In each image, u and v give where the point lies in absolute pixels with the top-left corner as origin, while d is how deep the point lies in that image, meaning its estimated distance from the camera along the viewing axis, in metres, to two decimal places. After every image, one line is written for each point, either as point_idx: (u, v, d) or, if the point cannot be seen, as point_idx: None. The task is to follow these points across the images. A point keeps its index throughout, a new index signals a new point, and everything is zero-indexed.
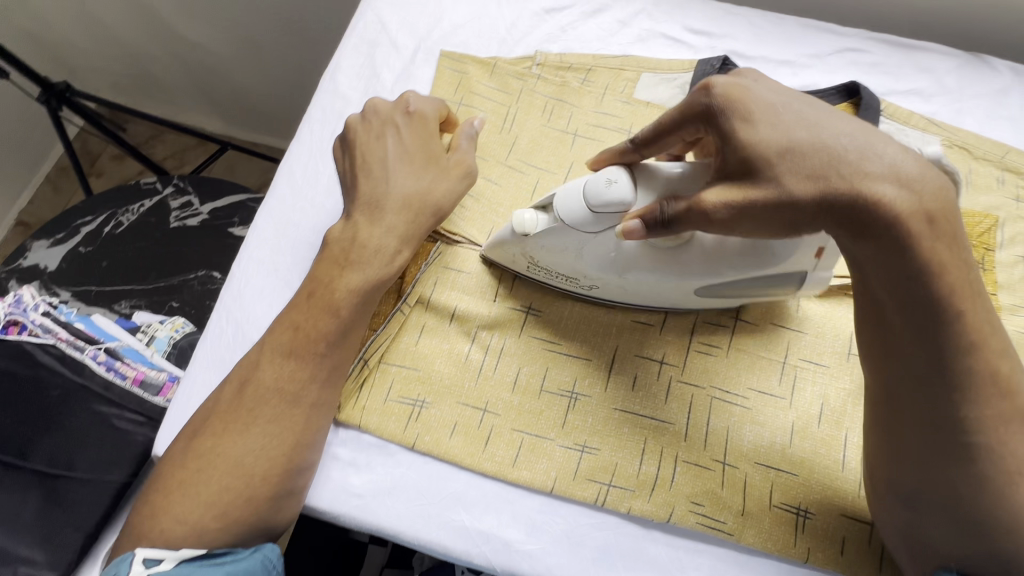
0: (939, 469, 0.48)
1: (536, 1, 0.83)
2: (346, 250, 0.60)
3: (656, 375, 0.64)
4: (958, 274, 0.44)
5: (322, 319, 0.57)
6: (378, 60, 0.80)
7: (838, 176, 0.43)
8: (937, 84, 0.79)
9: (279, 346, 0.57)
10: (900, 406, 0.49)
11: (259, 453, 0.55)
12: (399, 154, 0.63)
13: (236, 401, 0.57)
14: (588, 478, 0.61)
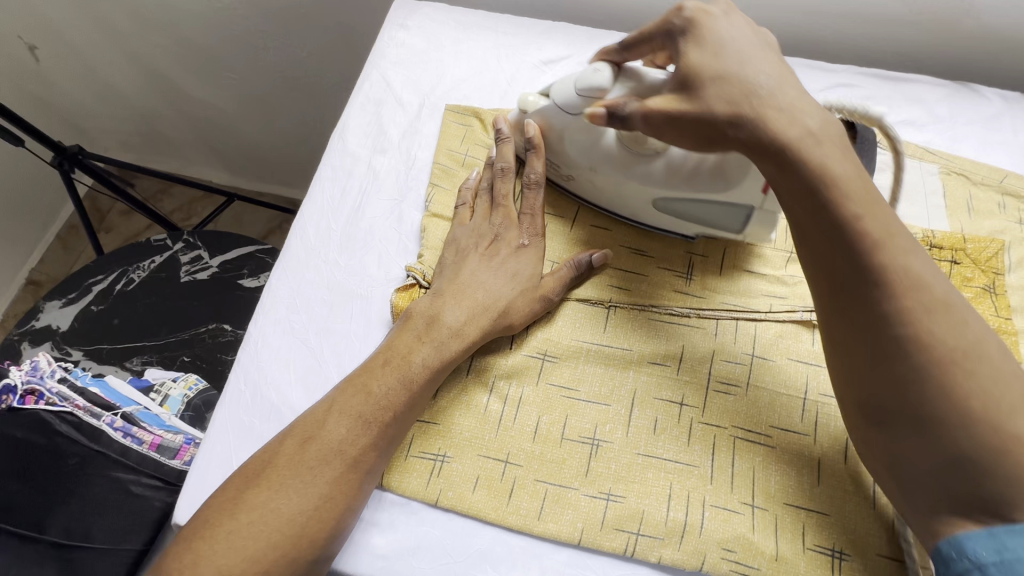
0: (892, 384, 0.47)
1: (534, 54, 0.87)
2: (427, 322, 0.64)
3: (678, 418, 0.64)
4: (855, 180, 0.50)
5: (394, 390, 0.60)
6: (384, 117, 0.83)
7: (749, 104, 0.52)
8: (929, 113, 0.81)
9: (350, 408, 0.58)
10: (847, 325, 0.50)
11: (315, 505, 0.55)
12: (496, 269, 0.67)
13: (300, 449, 0.57)
14: (616, 527, 0.60)
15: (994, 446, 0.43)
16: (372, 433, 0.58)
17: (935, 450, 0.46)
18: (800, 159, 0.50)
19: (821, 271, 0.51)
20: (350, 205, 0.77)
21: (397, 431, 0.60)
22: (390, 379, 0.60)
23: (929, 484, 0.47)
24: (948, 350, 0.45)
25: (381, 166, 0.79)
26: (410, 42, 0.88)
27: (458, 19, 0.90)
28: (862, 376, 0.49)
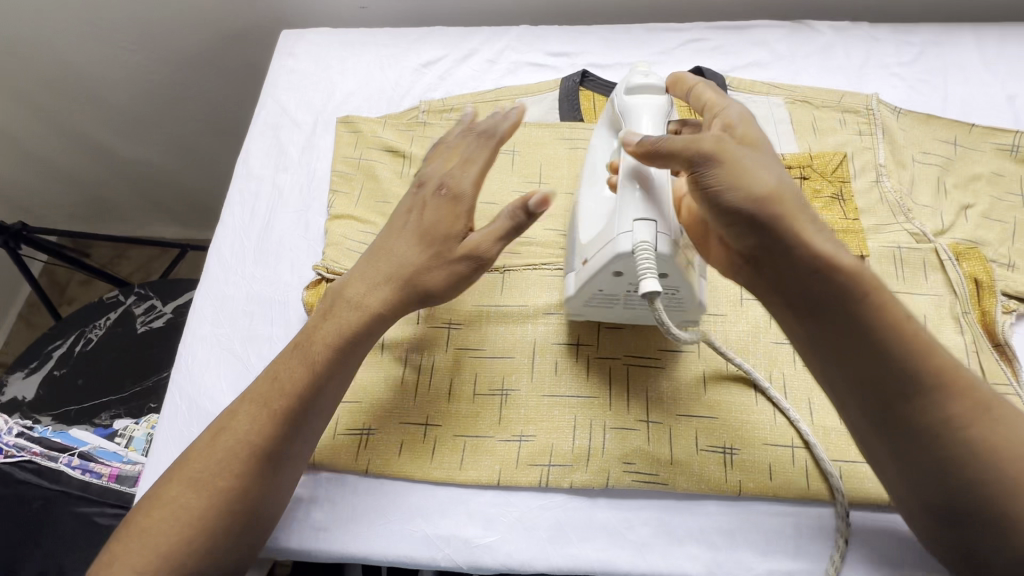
0: (889, 407, 0.54)
1: (414, 60, 0.94)
2: (335, 302, 0.67)
3: (575, 357, 0.71)
4: (806, 281, 0.54)
5: (296, 372, 0.64)
6: (283, 139, 0.89)
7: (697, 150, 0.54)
8: (771, 52, 0.89)
9: (257, 398, 0.63)
10: (830, 367, 0.57)
11: (227, 494, 0.59)
12: (412, 229, 0.67)
13: (214, 441, 0.62)
14: (530, 463, 0.66)
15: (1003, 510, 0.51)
16: (278, 420, 0.62)
17: (923, 454, 0.53)
18: (721, 174, 0.54)
19: (827, 345, 0.56)
20: (260, 222, 0.83)
21: (305, 419, 0.63)
22: (295, 365, 0.64)
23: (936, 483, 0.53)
24: (920, 353, 0.53)
25: (285, 182, 0.86)
26: (299, 68, 0.95)
27: (341, 40, 0.98)
28: (914, 473, 0.54)
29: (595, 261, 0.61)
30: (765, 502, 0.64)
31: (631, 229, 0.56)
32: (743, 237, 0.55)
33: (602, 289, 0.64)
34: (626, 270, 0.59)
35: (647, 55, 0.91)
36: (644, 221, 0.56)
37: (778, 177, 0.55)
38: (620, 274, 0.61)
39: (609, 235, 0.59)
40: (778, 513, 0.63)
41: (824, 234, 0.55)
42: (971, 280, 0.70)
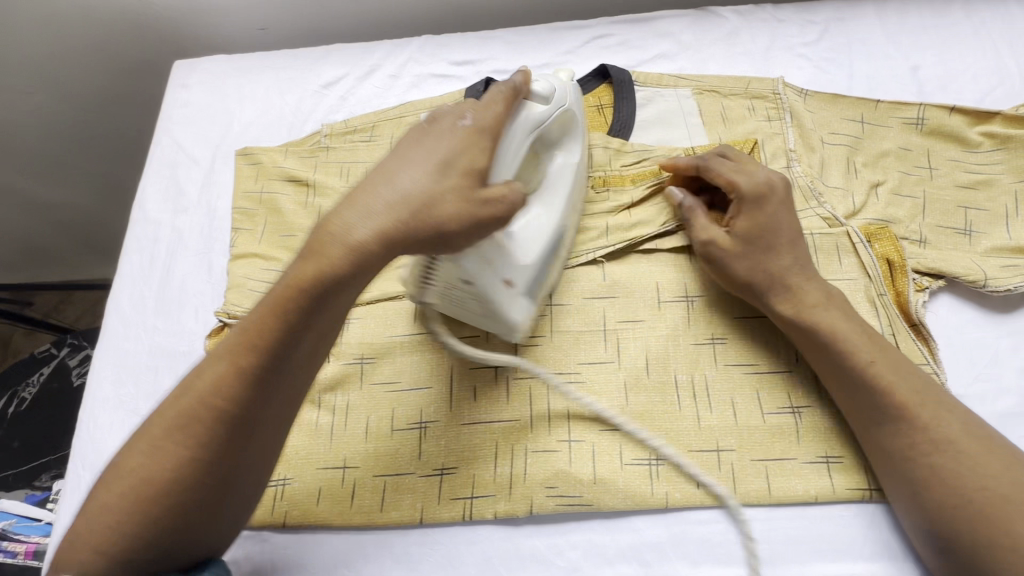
0: (873, 437, 0.57)
1: (313, 81, 0.90)
2: (318, 237, 0.49)
3: (494, 380, 0.68)
4: (837, 332, 0.60)
5: (265, 321, 0.50)
6: (180, 178, 0.85)
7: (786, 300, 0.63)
8: (677, 43, 0.87)
9: (228, 345, 0.52)
10: (848, 403, 0.59)
11: (176, 470, 0.50)
12: (432, 147, 0.52)
13: (184, 396, 0.52)
14: (452, 497, 0.64)
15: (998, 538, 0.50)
16: (262, 372, 0.51)
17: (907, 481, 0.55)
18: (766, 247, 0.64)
19: (832, 382, 0.60)
20: (160, 269, 0.79)
21: (296, 356, 0.52)
22: (252, 320, 0.52)
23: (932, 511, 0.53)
24: (891, 385, 0.57)
25: (185, 224, 0.81)
26: (193, 100, 0.90)
27: (236, 65, 0.93)
28: (907, 498, 0.55)
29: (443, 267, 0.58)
30: (693, 511, 0.62)
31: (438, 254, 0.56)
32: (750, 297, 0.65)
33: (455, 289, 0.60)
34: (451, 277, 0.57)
35: (553, 56, 0.88)
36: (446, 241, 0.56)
37: (783, 253, 0.64)
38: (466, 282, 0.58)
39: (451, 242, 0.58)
40: (708, 521, 0.62)
41: (809, 293, 0.62)
42: (883, 260, 0.69)
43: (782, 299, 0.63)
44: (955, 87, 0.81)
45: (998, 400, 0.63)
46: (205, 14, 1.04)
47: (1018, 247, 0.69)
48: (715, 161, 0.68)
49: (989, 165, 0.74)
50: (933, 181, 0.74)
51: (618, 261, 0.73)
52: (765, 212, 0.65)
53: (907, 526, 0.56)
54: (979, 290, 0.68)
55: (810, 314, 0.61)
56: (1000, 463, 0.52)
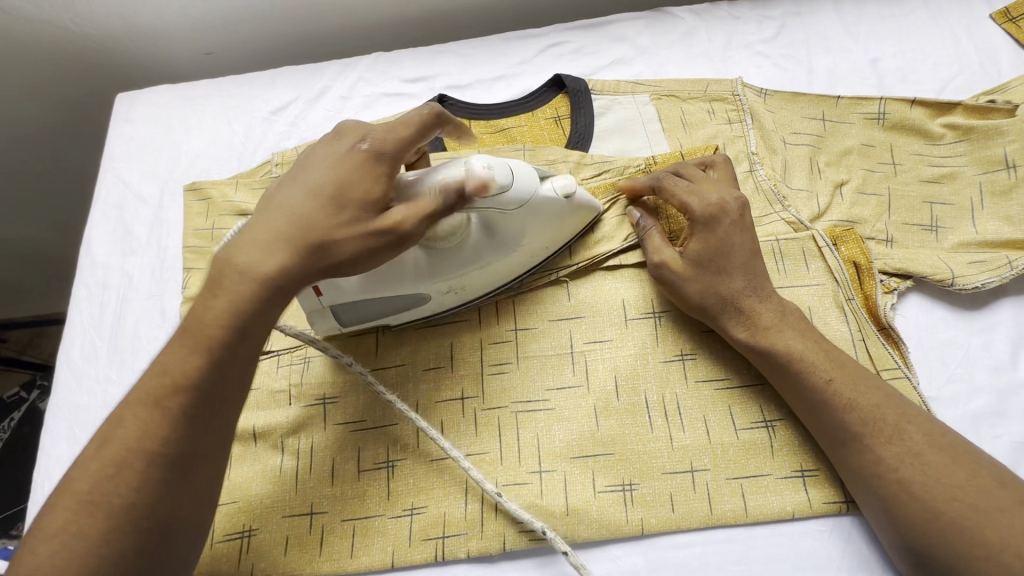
0: (841, 454, 0.57)
1: (261, 107, 0.87)
2: (219, 272, 0.49)
3: (461, 413, 0.66)
4: (796, 353, 0.59)
5: (188, 355, 0.47)
6: (128, 218, 0.81)
7: (739, 321, 0.62)
8: (634, 47, 0.85)
9: (142, 389, 0.47)
10: (815, 424, 0.58)
11: (98, 545, 0.44)
12: (326, 173, 0.52)
13: (93, 456, 0.46)
14: (424, 537, 0.62)
15: (977, 555, 0.48)
16: (191, 409, 0.47)
17: (875, 499, 0.54)
18: (721, 269, 0.63)
19: (798, 404, 0.59)
20: (111, 317, 0.75)
21: (219, 400, 0.49)
22: (181, 354, 0.48)
23: (908, 529, 0.52)
24: (848, 402, 0.56)
25: (135, 267, 0.78)
26: (138, 134, 0.87)
27: (181, 95, 0.89)
28: (881, 516, 0.54)
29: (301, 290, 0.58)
30: (670, 534, 0.61)
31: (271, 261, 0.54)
32: (713, 322, 0.63)
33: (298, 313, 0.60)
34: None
35: (507, 68, 0.86)
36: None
37: (738, 275, 0.62)
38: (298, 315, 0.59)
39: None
40: (684, 544, 0.61)
41: (764, 313, 0.61)
42: (850, 263, 0.68)
43: (737, 322, 0.62)
44: (915, 78, 0.79)
45: (970, 401, 0.62)
46: (144, 42, 0.98)
47: (985, 241, 0.68)
48: (670, 180, 0.66)
49: (953, 157, 0.73)
50: (897, 177, 0.73)
51: (582, 280, 0.71)
52: (720, 232, 0.63)
53: (887, 542, 0.55)
54: (947, 288, 0.66)
55: (766, 336, 0.60)
56: (966, 473, 0.52)
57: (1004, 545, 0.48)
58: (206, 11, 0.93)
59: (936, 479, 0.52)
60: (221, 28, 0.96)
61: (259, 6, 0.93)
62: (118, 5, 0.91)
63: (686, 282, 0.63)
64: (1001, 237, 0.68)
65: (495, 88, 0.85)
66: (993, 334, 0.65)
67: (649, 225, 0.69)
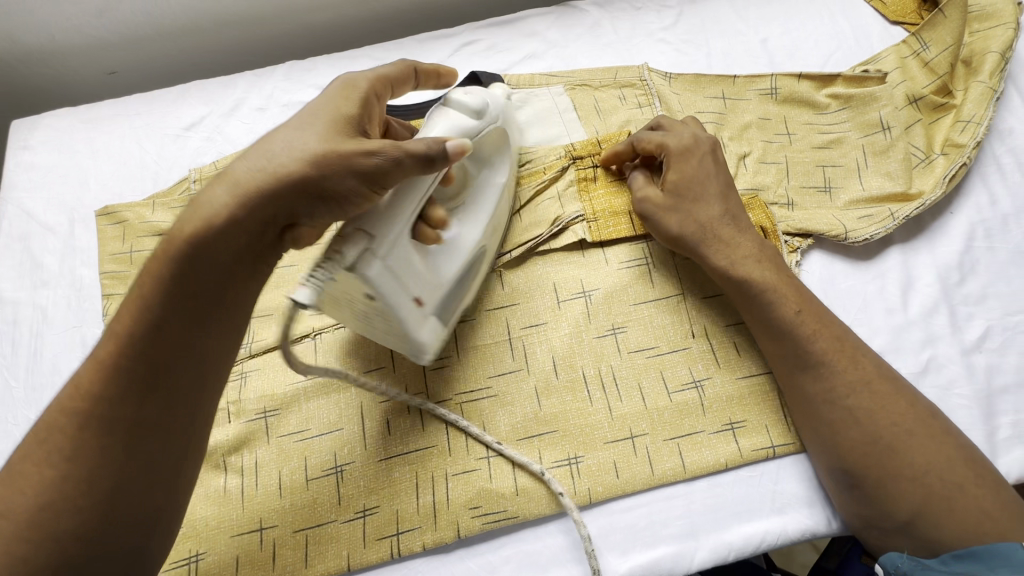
0: (798, 378, 0.61)
1: (173, 123, 0.84)
2: (200, 199, 0.48)
3: (406, 411, 0.67)
4: (766, 282, 0.63)
5: (168, 284, 0.48)
6: (35, 250, 0.77)
7: (721, 246, 0.65)
8: (545, 41, 0.88)
9: (130, 320, 0.48)
10: (777, 350, 0.62)
11: (61, 470, 0.46)
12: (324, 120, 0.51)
13: (80, 380, 0.48)
14: (378, 537, 0.62)
15: (907, 474, 0.55)
16: (165, 327, 0.48)
17: (822, 419, 0.59)
18: (698, 199, 0.67)
19: (765, 333, 0.63)
20: (25, 354, 0.71)
21: (200, 329, 0.49)
22: (162, 274, 0.48)
23: (852, 449, 0.57)
24: (816, 333, 0.61)
25: (47, 300, 0.74)
26: (39, 161, 0.82)
27: (84, 116, 0.85)
28: (828, 437, 0.59)
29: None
30: (617, 500, 0.64)
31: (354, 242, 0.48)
32: (691, 251, 0.66)
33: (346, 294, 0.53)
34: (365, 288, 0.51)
35: None
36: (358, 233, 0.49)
37: (715, 201, 0.67)
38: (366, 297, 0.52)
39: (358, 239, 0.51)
40: (630, 508, 0.64)
41: (742, 244, 0.65)
42: (757, 228, 0.73)
43: (716, 252, 0.65)
44: (801, 54, 0.86)
45: (871, 341, 0.69)
46: (38, 66, 0.93)
47: (872, 196, 0.75)
48: (667, 120, 0.72)
49: (838, 124, 0.80)
50: (793, 146, 0.79)
51: (514, 268, 0.73)
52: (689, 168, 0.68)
53: (821, 469, 0.61)
54: (843, 242, 0.73)
55: (738, 260, 0.64)
56: (905, 402, 0.58)
57: (928, 467, 0.55)
58: (104, 28, 0.89)
59: (880, 405, 0.58)
60: (122, 45, 0.93)
61: (163, 21, 0.91)
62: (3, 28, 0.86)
63: (665, 209, 0.67)
64: (884, 192, 0.75)
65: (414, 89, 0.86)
66: (885, 280, 0.72)
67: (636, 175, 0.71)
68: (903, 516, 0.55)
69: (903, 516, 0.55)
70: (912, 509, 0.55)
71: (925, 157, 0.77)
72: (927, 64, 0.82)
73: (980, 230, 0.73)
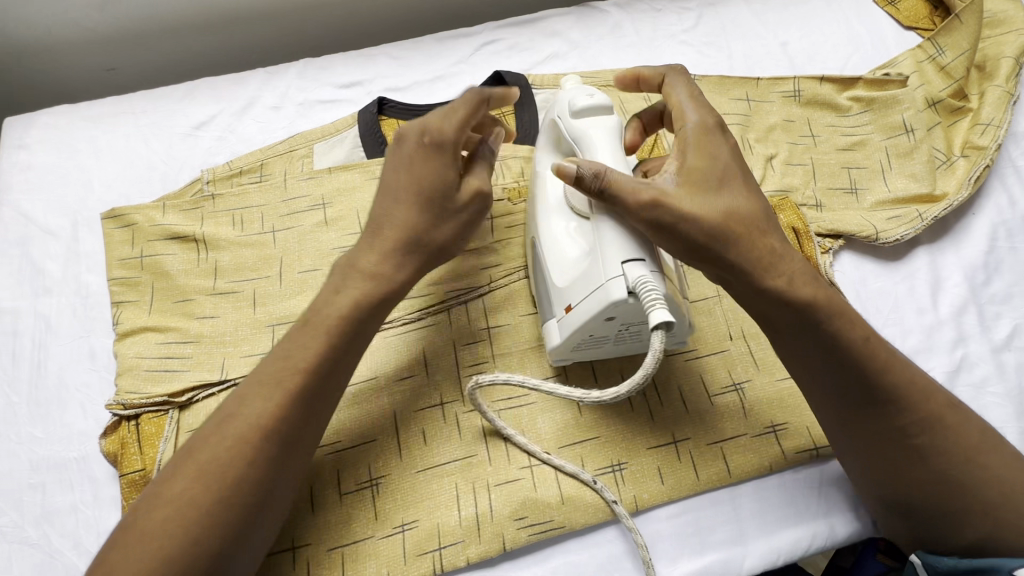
0: (864, 416, 0.55)
1: (182, 122, 0.80)
2: (349, 269, 0.56)
3: (443, 420, 0.64)
4: (829, 306, 0.55)
5: (311, 346, 0.52)
6: (35, 256, 0.72)
7: (756, 252, 0.55)
8: (566, 42, 0.87)
9: (267, 376, 0.51)
10: (835, 384, 0.55)
11: (217, 535, 0.47)
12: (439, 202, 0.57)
13: (217, 431, 0.50)
14: (419, 552, 0.59)
15: (978, 506, 0.53)
16: (308, 394, 0.52)
17: (888, 459, 0.55)
18: (731, 198, 0.56)
19: (816, 364, 0.55)
20: (28, 368, 0.67)
21: (327, 396, 0.53)
22: (312, 339, 0.53)
23: (919, 485, 0.54)
24: (889, 362, 0.55)
25: (50, 309, 0.70)
26: (37, 161, 0.77)
27: (85, 114, 0.81)
28: (894, 476, 0.55)
29: (584, 307, 0.57)
30: (663, 507, 0.63)
31: (624, 271, 0.54)
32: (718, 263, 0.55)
33: (591, 333, 0.59)
34: (621, 315, 0.56)
35: (445, 68, 0.85)
36: (633, 260, 0.54)
37: (748, 203, 0.56)
38: (613, 320, 0.57)
39: (597, 281, 0.56)
40: (675, 515, 0.62)
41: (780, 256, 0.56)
42: (789, 230, 0.73)
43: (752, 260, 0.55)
44: (820, 57, 0.87)
45: (905, 341, 0.69)
46: (32, 61, 0.88)
47: (897, 198, 0.76)
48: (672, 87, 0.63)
49: (861, 126, 0.80)
50: (817, 148, 0.80)
51: None
52: (710, 151, 0.57)
53: (870, 499, 0.59)
54: (873, 243, 0.73)
55: (733, 247, 0.55)
56: (976, 432, 0.54)
57: (1001, 499, 0.52)
58: (105, 22, 0.85)
59: (948, 433, 0.54)
60: (124, 41, 0.89)
61: (169, 16, 0.87)
62: None
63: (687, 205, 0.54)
64: (909, 194, 0.76)
65: (435, 88, 0.84)
66: (913, 280, 0.72)
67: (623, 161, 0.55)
68: (964, 540, 0.54)
69: (964, 541, 0.54)
70: (975, 536, 0.53)
71: (946, 159, 0.78)
72: (943, 68, 0.83)
73: (1001, 231, 0.75)
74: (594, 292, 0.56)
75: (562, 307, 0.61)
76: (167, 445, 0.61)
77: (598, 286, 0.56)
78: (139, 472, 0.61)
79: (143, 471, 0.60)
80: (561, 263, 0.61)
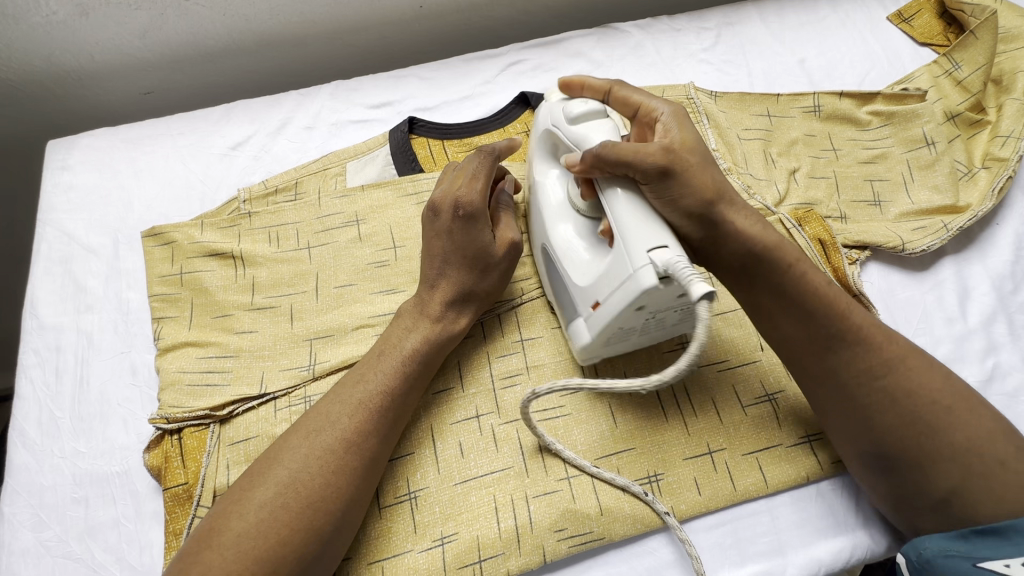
0: (834, 356, 0.57)
1: (219, 142, 0.83)
2: (410, 313, 0.64)
3: (479, 432, 0.65)
4: (790, 254, 0.58)
5: (388, 372, 0.60)
6: (78, 274, 0.74)
7: (725, 217, 0.57)
8: (590, 62, 0.90)
9: (348, 396, 0.58)
10: (808, 328, 0.58)
11: (306, 538, 0.52)
12: (456, 250, 0.64)
13: (302, 444, 0.55)
14: (459, 565, 0.59)
15: (947, 453, 0.53)
16: (386, 417, 0.58)
17: (857, 403, 0.57)
18: (707, 169, 0.58)
19: (795, 312, 0.58)
20: (71, 383, 0.68)
21: (400, 420, 0.60)
22: (387, 364, 0.60)
23: (892, 430, 0.55)
24: (849, 303, 0.58)
25: (92, 325, 0.71)
26: (79, 182, 0.79)
27: (124, 136, 0.83)
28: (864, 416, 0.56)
29: (614, 302, 0.55)
30: (700, 517, 0.63)
31: (651, 259, 0.51)
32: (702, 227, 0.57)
33: (622, 326, 0.58)
34: (652, 302, 0.54)
35: (472, 89, 0.88)
36: (657, 247, 0.52)
37: (714, 170, 0.58)
38: (642, 309, 0.55)
39: (622, 273, 0.54)
40: (713, 526, 0.63)
41: (744, 219, 0.58)
42: (816, 241, 0.74)
43: (724, 222, 0.57)
44: (837, 74, 0.89)
45: (936, 350, 0.69)
46: (74, 86, 0.92)
47: (921, 209, 0.77)
48: (631, 86, 0.64)
49: (882, 139, 0.82)
50: (840, 161, 0.81)
51: None
52: (692, 129, 0.60)
53: (852, 453, 0.59)
54: (900, 253, 0.74)
55: (726, 211, 0.57)
56: (941, 378, 0.56)
57: (970, 444, 0.53)
58: (145, 49, 0.88)
59: (917, 370, 0.56)
60: (161, 66, 0.92)
61: (205, 43, 0.90)
62: (42, 47, 0.85)
63: (677, 174, 0.56)
64: (932, 205, 0.77)
65: (463, 108, 0.86)
66: (942, 290, 0.73)
67: (609, 146, 0.55)
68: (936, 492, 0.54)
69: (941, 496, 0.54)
70: (948, 487, 0.53)
71: (967, 170, 0.80)
72: (959, 82, 0.85)
73: None
74: (623, 284, 0.54)
75: (586, 304, 0.60)
76: (208, 460, 0.62)
77: (628, 277, 0.53)
78: (182, 485, 0.61)
79: (186, 485, 0.62)
80: (575, 266, 0.62)
